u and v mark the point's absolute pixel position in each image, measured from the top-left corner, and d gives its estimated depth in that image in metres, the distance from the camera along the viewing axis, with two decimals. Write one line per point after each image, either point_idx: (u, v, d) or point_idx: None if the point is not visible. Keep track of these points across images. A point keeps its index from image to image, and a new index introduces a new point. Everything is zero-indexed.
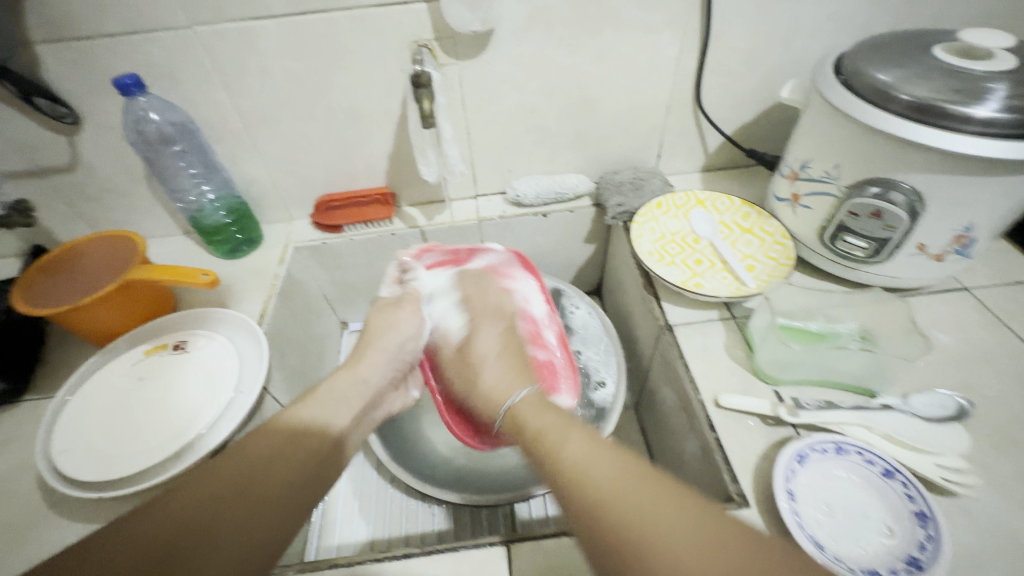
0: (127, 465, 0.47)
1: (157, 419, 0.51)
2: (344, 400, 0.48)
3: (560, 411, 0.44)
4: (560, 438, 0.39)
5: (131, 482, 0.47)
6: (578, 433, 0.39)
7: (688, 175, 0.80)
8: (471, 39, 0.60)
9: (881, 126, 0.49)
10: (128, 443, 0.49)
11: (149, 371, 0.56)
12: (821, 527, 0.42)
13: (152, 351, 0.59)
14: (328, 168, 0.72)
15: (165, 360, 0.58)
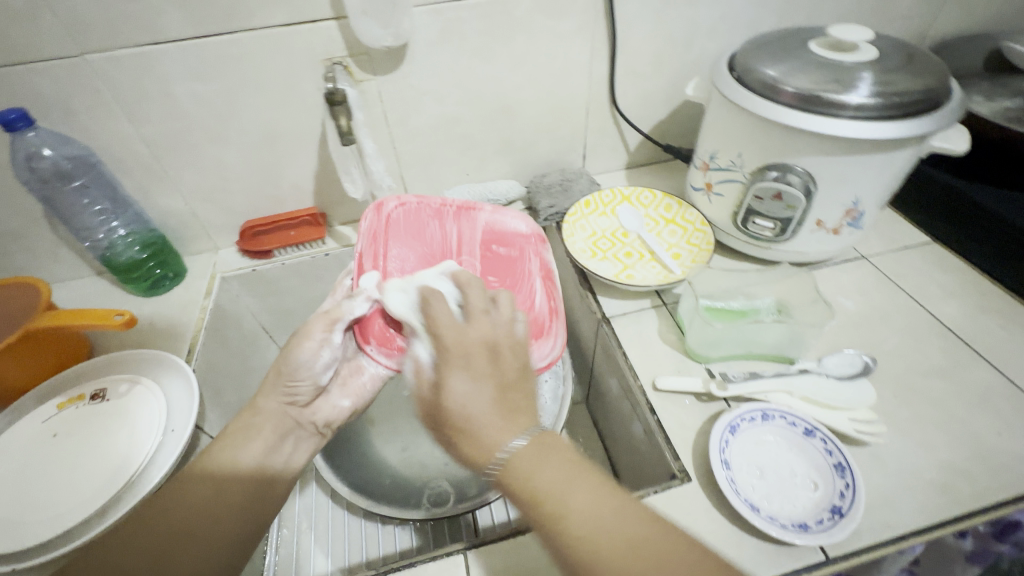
0: (40, 531, 0.43)
1: (72, 477, 0.48)
2: (252, 430, 0.46)
3: (566, 461, 0.34)
4: (563, 497, 0.32)
5: (54, 547, 0.43)
6: (584, 484, 0.32)
7: (614, 172, 0.84)
8: (385, 54, 0.60)
9: (772, 116, 0.53)
10: (43, 507, 0.45)
11: (63, 426, 0.52)
12: (755, 490, 0.45)
13: (67, 403, 0.54)
14: (250, 193, 0.70)
15: (82, 412, 0.53)
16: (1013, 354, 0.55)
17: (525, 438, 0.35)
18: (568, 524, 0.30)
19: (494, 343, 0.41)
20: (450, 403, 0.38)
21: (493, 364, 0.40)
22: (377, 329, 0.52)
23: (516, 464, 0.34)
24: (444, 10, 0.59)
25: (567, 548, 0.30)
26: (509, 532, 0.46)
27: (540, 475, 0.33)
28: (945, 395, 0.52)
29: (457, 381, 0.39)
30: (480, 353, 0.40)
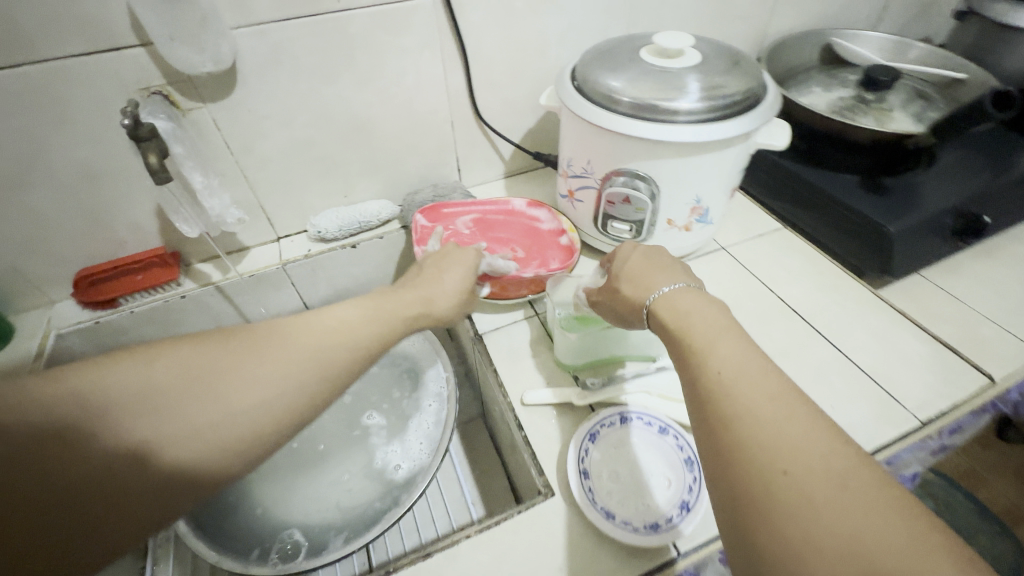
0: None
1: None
2: (230, 412, 0.35)
3: (717, 310, 0.38)
4: (709, 338, 0.35)
5: None
6: (732, 338, 0.35)
7: (493, 182, 0.83)
8: (212, 79, 0.56)
9: (610, 125, 0.54)
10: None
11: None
12: (611, 496, 0.45)
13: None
14: (80, 238, 0.63)
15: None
16: (847, 329, 0.60)
17: (672, 286, 0.42)
18: (708, 365, 0.34)
19: (622, 267, 0.48)
20: (626, 289, 0.46)
21: (635, 271, 0.47)
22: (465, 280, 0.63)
23: (664, 305, 0.41)
24: (271, 31, 0.55)
25: (693, 390, 0.34)
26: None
27: (694, 314, 0.38)
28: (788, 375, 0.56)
29: (626, 287, 0.46)
30: (648, 265, 0.47)
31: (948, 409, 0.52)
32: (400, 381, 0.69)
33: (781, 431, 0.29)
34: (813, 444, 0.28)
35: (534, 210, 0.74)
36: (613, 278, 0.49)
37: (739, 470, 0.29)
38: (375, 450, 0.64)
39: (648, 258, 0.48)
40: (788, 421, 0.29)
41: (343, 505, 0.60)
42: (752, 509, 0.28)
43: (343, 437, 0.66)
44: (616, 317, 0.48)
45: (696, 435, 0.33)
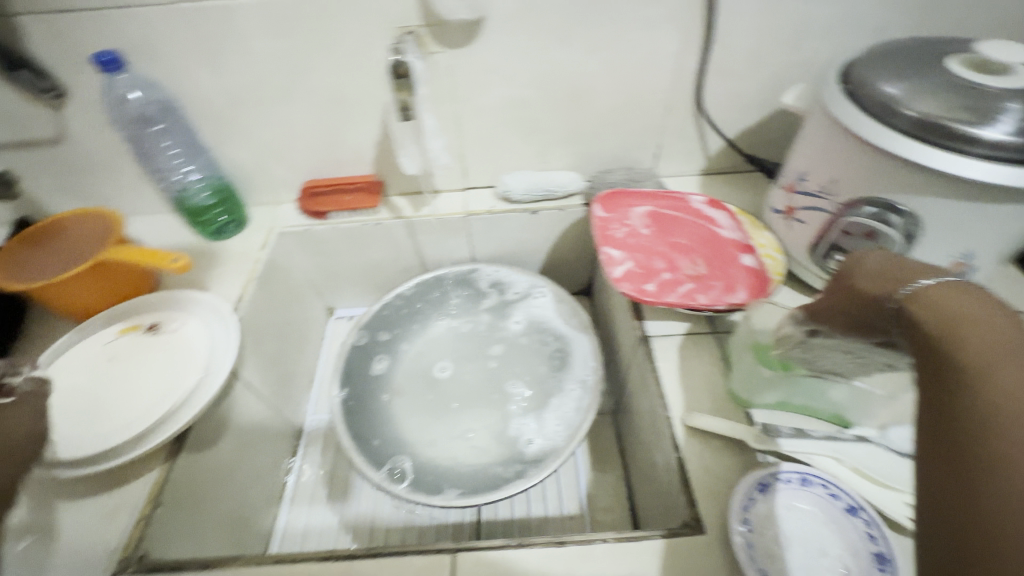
0: (86, 443, 0.48)
1: (121, 399, 0.52)
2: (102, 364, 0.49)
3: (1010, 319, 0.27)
4: (973, 347, 0.26)
5: (93, 462, 0.47)
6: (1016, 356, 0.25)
7: (687, 177, 0.77)
8: (460, 26, 0.58)
9: (882, 144, 0.46)
10: (90, 423, 0.50)
11: (120, 350, 0.57)
12: (774, 561, 0.40)
13: (125, 331, 0.59)
14: (313, 154, 0.71)
15: (137, 339, 0.58)
16: None
17: (942, 282, 0.30)
18: (970, 382, 0.26)
19: (858, 262, 0.36)
20: (864, 286, 0.34)
21: (882, 267, 0.34)
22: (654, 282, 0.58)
23: (917, 302, 0.30)
24: None
25: (928, 397, 0.28)
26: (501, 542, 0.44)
27: (964, 317, 0.28)
28: None
29: (864, 282, 0.34)
30: (902, 262, 0.33)
31: None
32: (547, 358, 0.69)
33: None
34: None
35: (712, 211, 0.66)
36: (847, 275, 0.36)
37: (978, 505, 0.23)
38: (511, 418, 0.65)
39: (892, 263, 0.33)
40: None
41: (474, 455, 0.63)
42: (977, 548, 0.23)
43: (482, 394, 0.69)
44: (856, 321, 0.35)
45: (931, 467, 0.27)
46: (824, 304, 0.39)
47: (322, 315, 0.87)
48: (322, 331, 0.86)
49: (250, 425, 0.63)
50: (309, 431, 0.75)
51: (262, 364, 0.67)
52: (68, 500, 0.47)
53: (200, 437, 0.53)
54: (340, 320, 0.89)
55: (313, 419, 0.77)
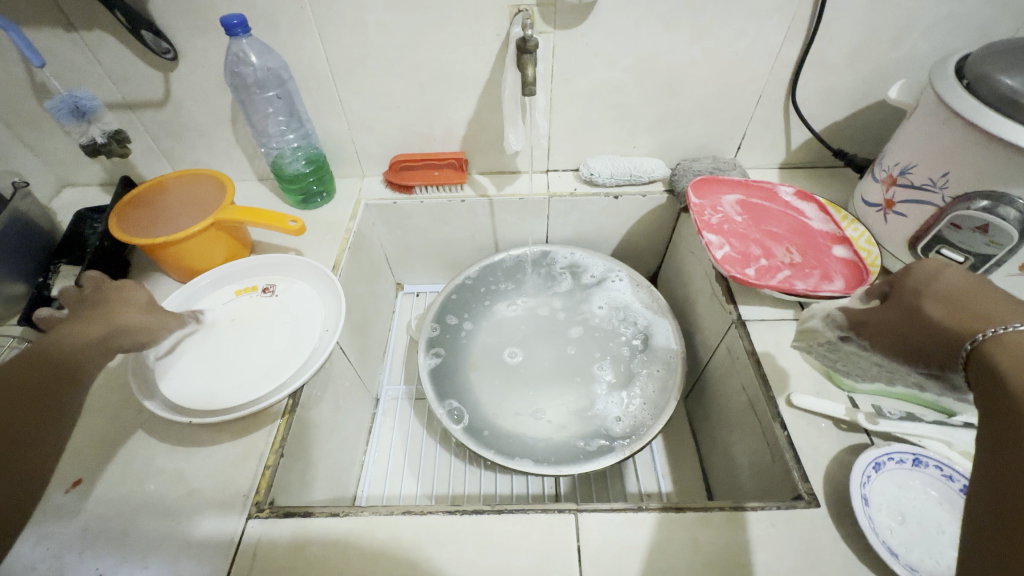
0: (225, 394, 0.50)
1: (251, 356, 0.54)
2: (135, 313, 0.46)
3: None
4: None
5: (229, 410, 0.49)
6: None
7: (765, 170, 0.78)
8: (573, 7, 0.59)
9: (1004, 135, 0.46)
10: (226, 376, 0.52)
11: (240, 310, 0.59)
12: (894, 535, 0.42)
13: (241, 293, 0.61)
14: (406, 128, 0.72)
15: (255, 302, 0.59)
16: None
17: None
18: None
19: (929, 280, 0.34)
20: (934, 310, 0.33)
21: (956, 293, 0.33)
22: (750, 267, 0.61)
23: (997, 348, 0.29)
24: None
25: (987, 440, 0.28)
26: (617, 506, 0.45)
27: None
28: None
29: (934, 307, 0.33)
30: (981, 289, 0.32)
31: None
32: (628, 340, 0.71)
33: None
34: None
35: (802, 203, 0.67)
36: (911, 290, 0.35)
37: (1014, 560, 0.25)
38: (595, 398, 0.66)
39: (970, 291, 0.32)
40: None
41: (557, 425, 0.64)
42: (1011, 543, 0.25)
43: (563, 372, 0.70)
44: (904, 341, 0.35)
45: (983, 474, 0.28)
46: (874, 316, 0.38)
47: (392, 289, 0.89)
48: (392, 304, 0.88)
49: (342, 387, 0.65)
50: (386, 399, 0.77)
51: (352, 330, 0.69)
52: (196, 447, 0.49)
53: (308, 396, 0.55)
54: (408, 295, 0.91)
55: (388, 389, 0.78)
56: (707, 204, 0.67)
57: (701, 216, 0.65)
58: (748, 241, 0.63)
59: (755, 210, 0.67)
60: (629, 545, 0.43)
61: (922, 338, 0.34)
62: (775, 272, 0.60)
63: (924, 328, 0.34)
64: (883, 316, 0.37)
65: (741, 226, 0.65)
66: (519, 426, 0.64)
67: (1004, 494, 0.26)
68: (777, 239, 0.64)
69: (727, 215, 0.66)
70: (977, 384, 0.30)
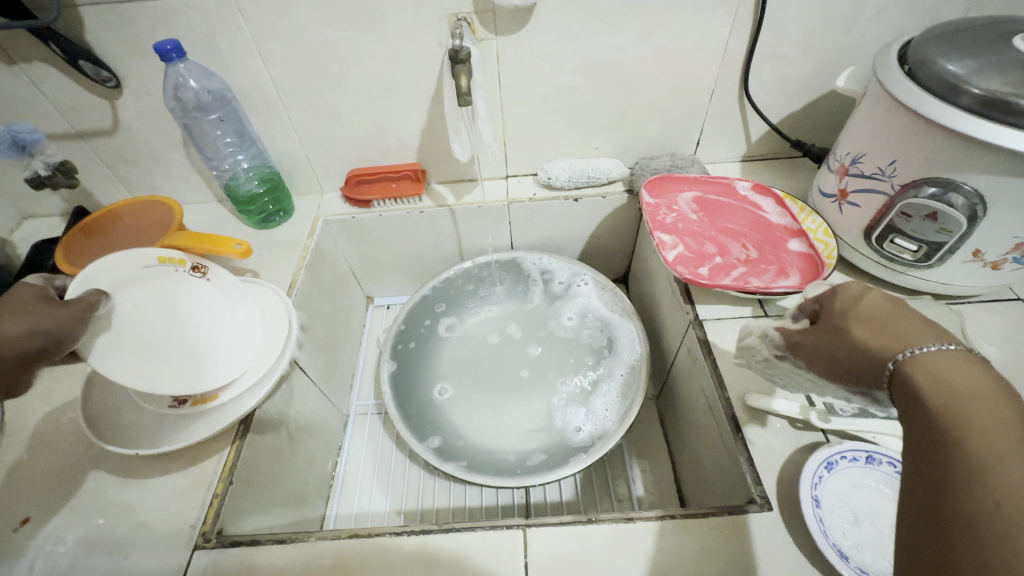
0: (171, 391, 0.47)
1: (183, 351, 0.48)
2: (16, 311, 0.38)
3: (991, 383, 0.27)
4: (963, 398, 0.26)
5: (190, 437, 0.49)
6: (991, 406, 0.25)
7: (727, 163, 0.77)
8: (511, 13, 0.58)
9: (945, 121, 0.45)
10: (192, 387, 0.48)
11: (162, 287, 0.49)
12: (846, 537, 0.41)
13: (166, 261, 0.50)
14: (359, 142, 0.72)
15: (180, 285, 0.50)
16: None
17: (942, 347, 0.29)
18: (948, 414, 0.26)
19: (852, 305, 0.33)
20: (860, 333, 0.32)
21: (878, 316, 0.32)
22: (704, 265, 0.60)
23: (919, 366, 0.28)
24: None
25: (914, 461, 0.27)
26: (568, 519, 0.44)
27: (951, 379, 0.27)
28: None
29: (861, 331, 0.32)
30: (903, 312, 0.32)
31: None
32: (593, 347, 0.70)
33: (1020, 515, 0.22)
34: None
35: (759, 197, 0.67)
36: (838, 312, 0.34)
37: None
38: (556, 409, 0.65)
39: (895, 312, 0.32)
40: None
41: (523, 436, 0.64)
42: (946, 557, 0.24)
43: (530, 380, 0.70)
44: (831, 364, 0.34)
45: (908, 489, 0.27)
46: (804, 338, 0.36)
47: (362, 303, 0.88)
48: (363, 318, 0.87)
49: (306, 405, 0.65)
50: (355, 415, 0.77)
51: (314, 348, 0.68)
52: (145, 479, 0.49)
53: (263, 420, 0.55)
54: (378, 308, 0.90)
55: (358, 404, 0.78)
56: (660, 205, 0.67)
57: (653, 218, 0.64)
58: (703, 239, 0.63)
59: (711, 206, 0.67)
60: (580, 558, 0.43)
61: (851, 360, 0.32)
62: (730, 269, 0.59)
63: (854, 360, 0.32)
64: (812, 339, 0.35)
65: (697, 224, 0.64)
66: (486, 442, 0.63)
67: (929, 516, 0.25)
68: (734, 235, 0.63)
69: (681, 214, 0.66)
70: (899, 403, 0.30)
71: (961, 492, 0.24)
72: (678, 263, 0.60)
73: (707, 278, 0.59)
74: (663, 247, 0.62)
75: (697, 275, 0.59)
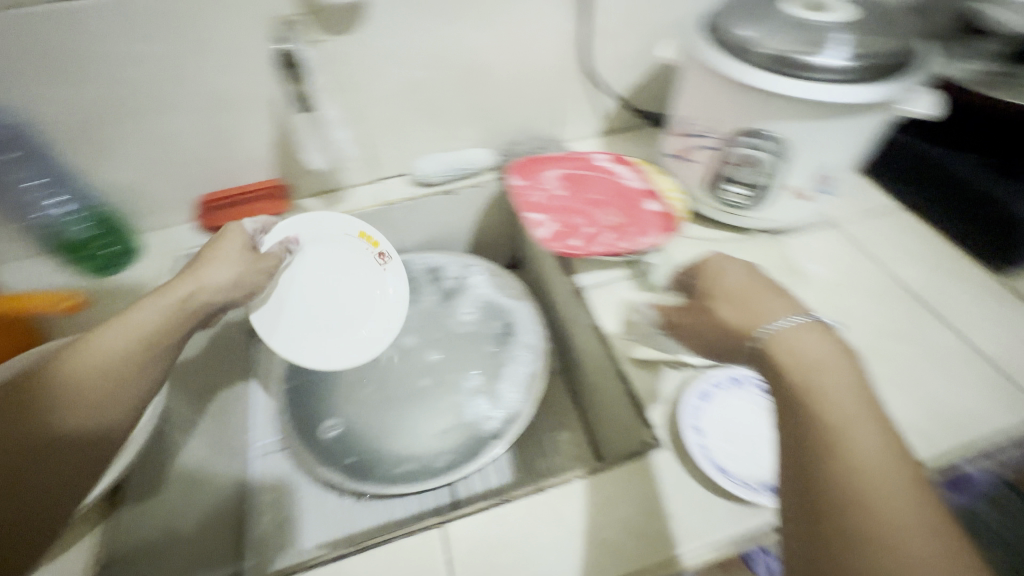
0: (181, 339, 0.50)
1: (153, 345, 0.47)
2: None
3: (835, 354, 0.32)
4: (818, 371, 0.31)
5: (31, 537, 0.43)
6: (838, 375, 0.31)
7: (589, 140, 0.82)
8: (343, 12, 0.56)
9: (746, 79, 0.51)
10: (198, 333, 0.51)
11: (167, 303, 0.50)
12: (725, 454, 0.46)
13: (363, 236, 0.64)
14: (204, 164, 0.65)
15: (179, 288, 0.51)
16: (969, 314, 0.58)
17: (792, 320, 0.34)
18: (810, 384, 0.31)
19: (720, 281, 0.40)
20: (723, 309, 0.38)
21: (736, 292, 0.38)
22: (576, 235, 0.63)
23: (782, 344, 0.33)
24: None
25: (783, 426, 0.32)
26: (482, 506, 0.44)
27: (807, 352, 0.32)
28: (904, 356, 0.55)
29: (725, 307, 0.38)
30: (754, 286, 0.38)
31: None
32: (493, 333, 0.71)
33: (868, 465, 0.27)
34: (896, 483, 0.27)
35: (617, 166, 0.72)
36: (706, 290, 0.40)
37: (823, 534, 0.27)
38: (464, 403, 0.65)
39: (750, 284, 0.39)
40: (894, 504, 0.26)
41: (437, 435, 0.63)
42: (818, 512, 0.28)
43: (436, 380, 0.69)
44: (702, 336, 0.40)
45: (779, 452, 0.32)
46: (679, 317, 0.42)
47: None
48: None
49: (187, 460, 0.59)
50: None
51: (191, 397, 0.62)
52: None
53: None
54: None
55: None
56: (530, 185, 0.69)
57: (523, 200, 0.67)
58: (572, 211, 0.66)
59: (577, 179, 0.70)
60: (499, 541, 0.43)
61: (715, 334, 0.38)
62: (599, 234, 0.63)
63: (715, 333, 0.38)
64: (686, 320, 0.42)
65: (565, 198, 0.68)
66: (400, 450, 0.62)
67: (800, 475, 0.29)
68: (599, 203, 0.67)
69: (550, 190, 0.69)
70: (763, 376, 0.34)
71: (825, 454, 0.28)
72: (553, 237, 0.63)
73: (581, 246, 0.62)
74: (536, 225, 0.64)
75: (570, 245, 0.62)
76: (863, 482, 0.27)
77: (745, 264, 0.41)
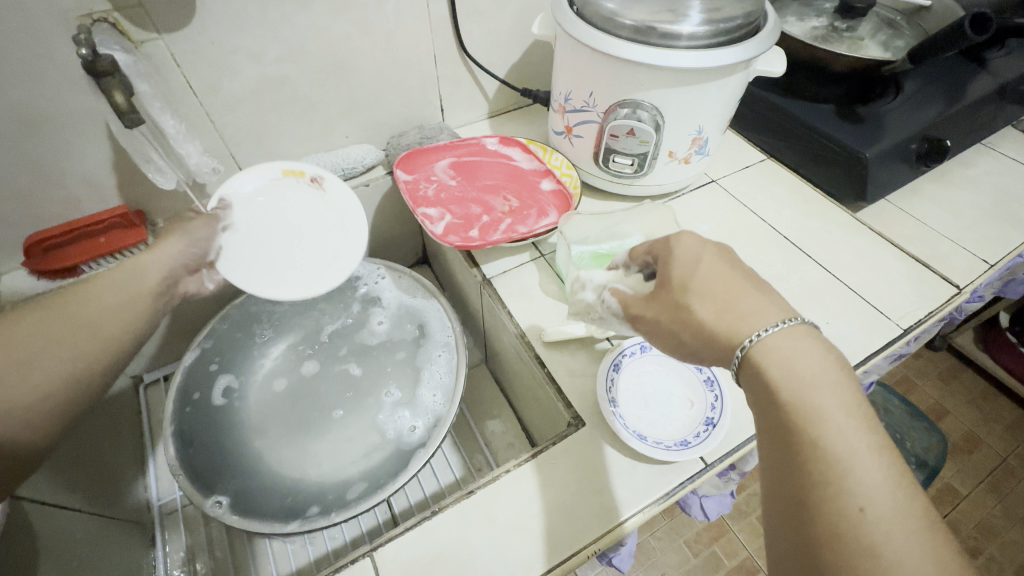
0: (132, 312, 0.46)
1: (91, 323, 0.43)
2: None
3: (828, 366, 0.32)
4: (814, 386, 0.30)
5: None
6: (834, 391, 0.30)
7: (477, 123, 0.80)
8: (167, 5, 0.49)
9: (614, 51, 0.51)
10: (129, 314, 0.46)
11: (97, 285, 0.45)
12: (641, 420, 0.48)
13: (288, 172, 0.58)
14: (23, 199, 0.55)
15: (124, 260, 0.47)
16: (834, 249, 0.65)
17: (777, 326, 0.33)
18: (808, 401, 0.30)
19: (693, 273, 0.37)
20: (696, 302, 0.36)
21: (707, 280, 0.36)
22: (476, 225, 0.62)
23: (772, 356, 0.32)
24: None
25: (777, 444, 0.31)
26: (410, 523, 0.43)
27: (802, 366, 0.31)
28: (783, 296, 0.60)
29: (697, 300, 0.36)
30: (728, 276, 0.36)
31: (923, 317, 0.58)
32: (406, 337, 0.69)
33: (868, 483, 0.27)
34: (894, 496, 0.27)
35: (508, 148, 0.71)
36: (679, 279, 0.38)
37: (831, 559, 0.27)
38: (385, 415, 0.63)
39: (718, 272, 0.37)
40: (901, 526, 0.27)
41: (362, 455, 0.60)
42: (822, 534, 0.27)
43: (354, 398, 0.65)
44: (666, 331, 0.38)
45: (775, 470, 0.31)
46: (644, 307, 0.40)
47: (127, 387, 0.71)
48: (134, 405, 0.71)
49: (68, 543, 0.51)
50: (162, 518, 0.64)
51: None
52: None
53: None
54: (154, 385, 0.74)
55: (162, 503, 0.65)
56: (422, 179, 0.66)
57: (420, 197, 0.64)
58: (469, 202, 0.64)
59: (469, 168, 0.68)
60: (433, 555, 0.42)
61: (685, 330, 0.36)
62: (498, 222, 0.62)
63: (683, 325, 0.36)
64: (654, 306, 0.39)
65: (460, 189, 0.66)
66: (324, 478, 0.58)
67: (800, 496, 0.29)
68: (494, 190, 0.66)
69: (444, 183, 0.66)
70: (750, 388, 0.33)
71: (829, 477, 0.28)
72: (451, 231, 0.61)
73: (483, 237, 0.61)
74: (433, 220, 0.62)
75: (471, 237, 0.60)
76: (867, 505, 0.27)
77: (718, 249, 0.38)
